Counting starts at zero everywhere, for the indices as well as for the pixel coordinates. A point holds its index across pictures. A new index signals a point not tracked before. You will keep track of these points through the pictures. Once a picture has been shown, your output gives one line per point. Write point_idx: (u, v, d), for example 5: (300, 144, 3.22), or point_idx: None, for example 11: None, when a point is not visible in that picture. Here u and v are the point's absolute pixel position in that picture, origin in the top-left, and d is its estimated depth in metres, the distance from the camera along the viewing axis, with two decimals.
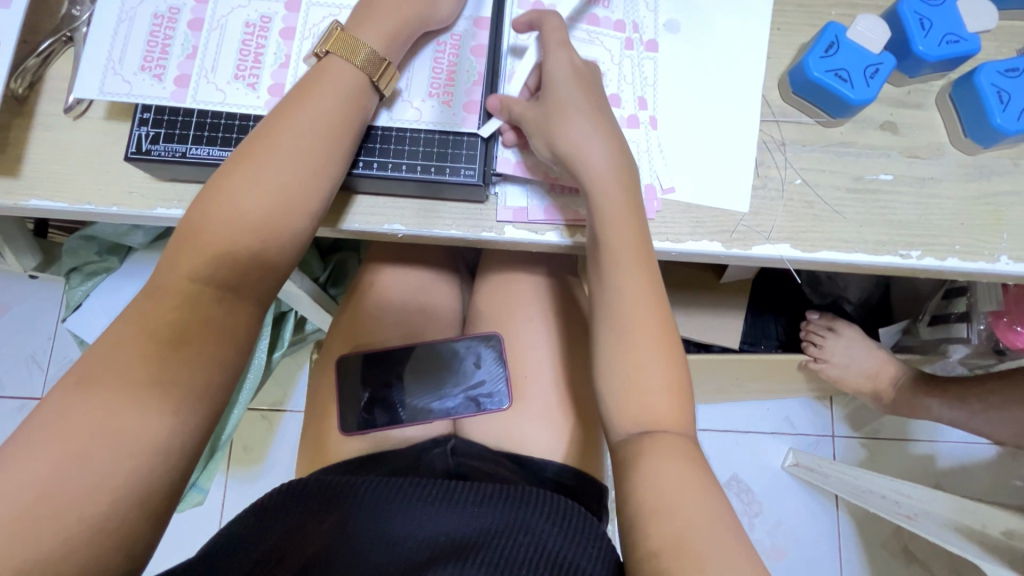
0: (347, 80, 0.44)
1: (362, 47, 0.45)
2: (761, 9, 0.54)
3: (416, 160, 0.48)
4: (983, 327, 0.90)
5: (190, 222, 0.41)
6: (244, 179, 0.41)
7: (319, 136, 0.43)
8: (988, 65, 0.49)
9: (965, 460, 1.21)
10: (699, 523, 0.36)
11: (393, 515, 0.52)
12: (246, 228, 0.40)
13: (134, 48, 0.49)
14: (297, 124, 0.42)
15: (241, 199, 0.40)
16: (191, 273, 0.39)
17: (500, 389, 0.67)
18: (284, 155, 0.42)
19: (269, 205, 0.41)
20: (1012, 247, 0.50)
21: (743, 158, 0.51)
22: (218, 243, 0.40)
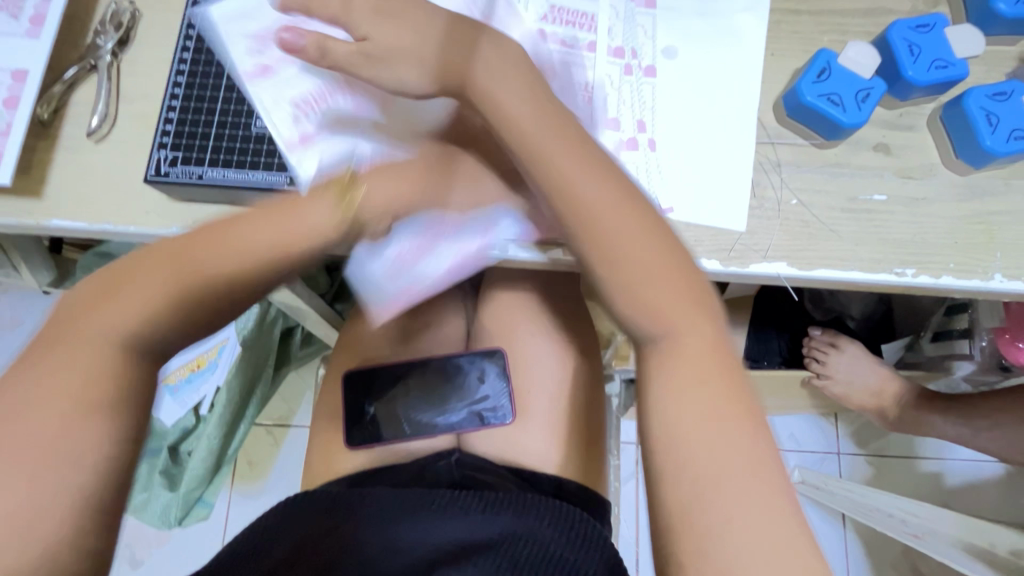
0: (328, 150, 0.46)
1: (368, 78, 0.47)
2: (756, 36, 0.56)
3: (421, 178, 0.49)
4: (986, 344, 0.89)
5: (115, 273, 0.41)
6: (201, 249, 0.42)
7: (274, 214, 0.44)
8: (976, 89, 0.51)
9: (973, 478, 1.20)
10: (727, 502, 0.37)
11: (398, 522, 0.53)
12: (168, 285, 0.41)
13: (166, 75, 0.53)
14: (130, 210, 0.44)
15: (130, 274, 0.41)
16: (144, 321, 0.40)
17: (503, 403, 0.67)
18: (242, 232, 0.43)
19: (213, 266, 0.42)
20: (1006, 265, 0.51)
21: (740, 179, 0.53)
22: (156, 296, 0.40)
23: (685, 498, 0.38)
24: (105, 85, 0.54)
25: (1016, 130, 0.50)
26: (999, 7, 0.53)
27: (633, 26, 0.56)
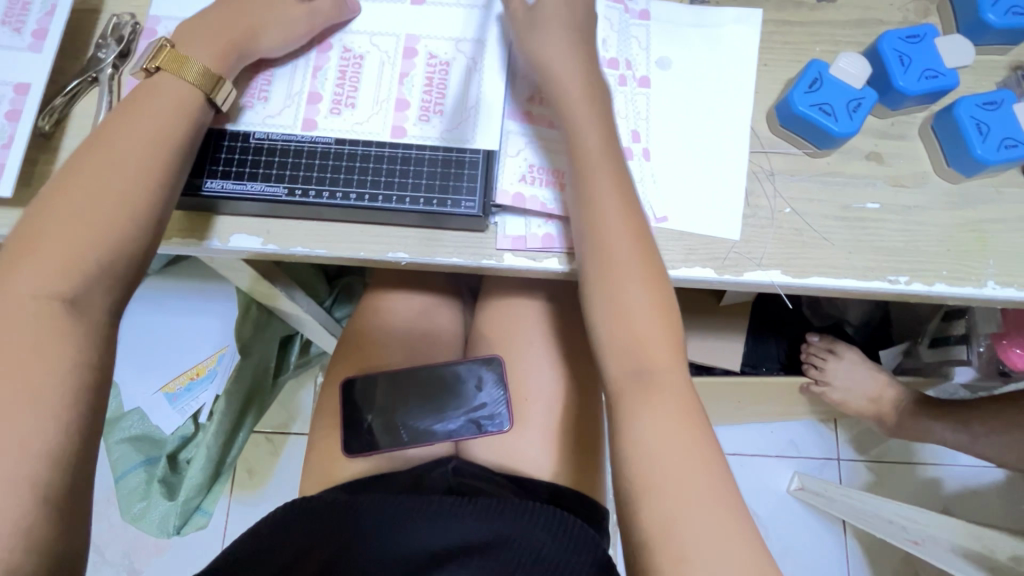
0: None
1: None
2: (748, 46, 0.57)
3: (391, 191, 0.50)
4: (982, 350, 0.91)
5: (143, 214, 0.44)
6: (80, 188, 0.42)
7: (152, 142, 0.45)
8: (966, 99, 0.51)
9: (973, 484, 1.19)
10: (685, 499, 0.41)
11: (391, 529, 0.53)
12: (88, 233, 0.42)
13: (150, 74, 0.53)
14: (115, 131, 0.44)
15: (82, 208, 0.42)
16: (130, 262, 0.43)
17: (501, 411, 0.67)
18: (105, 160, 0.43)
19: (106, 209, 0.42)
20: (999, 272, 0.52)
21: (734, 188, 0.53)
22: (77, 255, 0.41)
23: (642, 501, 0.42)
24: (106, 97, 0.54)
25: (1005, 139, 0.50)
26: (990, 18, 0.53)
27: (627, 38, 0.56)
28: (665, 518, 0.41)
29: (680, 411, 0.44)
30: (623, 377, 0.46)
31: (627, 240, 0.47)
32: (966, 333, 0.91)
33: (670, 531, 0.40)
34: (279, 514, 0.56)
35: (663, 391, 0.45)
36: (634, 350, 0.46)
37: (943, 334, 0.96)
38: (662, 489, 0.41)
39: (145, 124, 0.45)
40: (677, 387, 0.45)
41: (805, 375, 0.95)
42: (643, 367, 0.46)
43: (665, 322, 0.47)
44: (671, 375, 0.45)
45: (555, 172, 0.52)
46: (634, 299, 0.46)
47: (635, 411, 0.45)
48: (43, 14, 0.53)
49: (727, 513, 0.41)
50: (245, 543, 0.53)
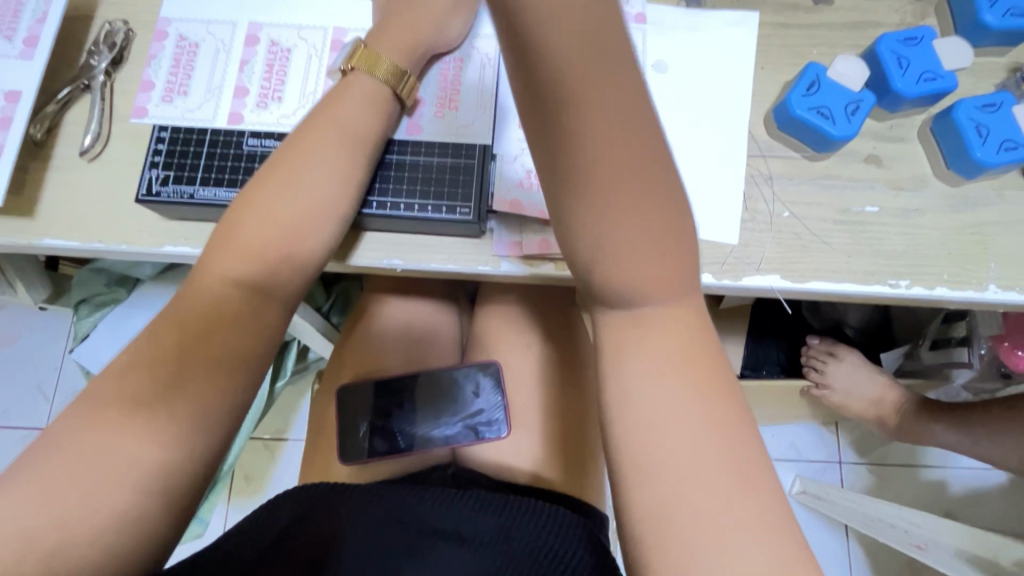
0: (366, 100, 0.47)
1: (384, 60, 0.48)
2: (746, 50, 0.56)
3: (386, 198, 0.49)
4: (984, 352, 0.89)
5: (248, 194, 0.42)
6: (285, 180, 0.42)
7: (349, 145, 0.45)
8: (966, 101, 0.51)
9: (976, 486, 1.18)
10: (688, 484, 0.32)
11: (404, 509, 0.52)
12: (287, 231, 0.42)
13: (161, 74, 0.53)
14: (330, 129, 0.45)
15: (283, 204, 0.42)
16: (227, 273, 0.39)
17: (499, 418, 0.66)
18: (308, 162, 0.44)
19: (310, 209, 0.43)
20: (1000, 276, 0.51)
21: (731, 192, 0.53)
22: (220, 235, 0.41)
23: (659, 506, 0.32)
24: (98, 105, 0.54)
25: (1005, 141, 0.50)
26: (986, 19, 0.53)
27: None
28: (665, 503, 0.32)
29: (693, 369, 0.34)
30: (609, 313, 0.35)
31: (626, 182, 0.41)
32: (968, 335, 0.90)
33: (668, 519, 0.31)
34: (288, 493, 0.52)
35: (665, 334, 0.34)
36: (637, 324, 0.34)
37: (944, 336, 0.94)
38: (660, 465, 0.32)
39: (342, 128, 0.45)
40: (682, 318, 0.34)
41: (805, 379, 0.95)
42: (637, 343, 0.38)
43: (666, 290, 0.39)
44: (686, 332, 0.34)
45: None
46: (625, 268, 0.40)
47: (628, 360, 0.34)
48: (34, 21, 0.52)
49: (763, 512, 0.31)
50: (251, 520, 0.50)
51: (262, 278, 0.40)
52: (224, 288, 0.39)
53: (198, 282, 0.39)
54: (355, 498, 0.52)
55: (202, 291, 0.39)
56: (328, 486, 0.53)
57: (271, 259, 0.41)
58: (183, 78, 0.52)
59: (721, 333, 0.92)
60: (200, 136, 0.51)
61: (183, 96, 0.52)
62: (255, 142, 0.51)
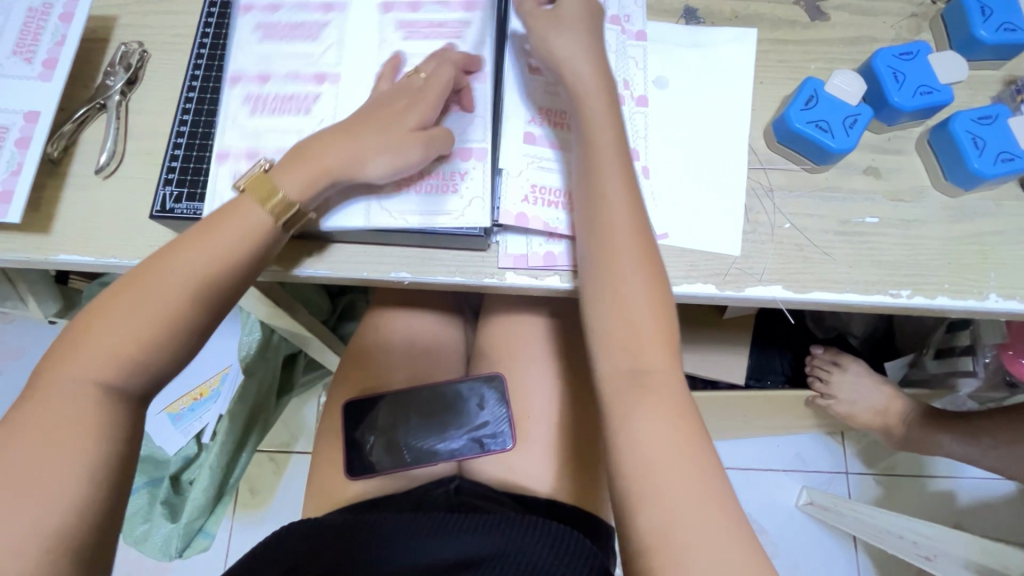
0: (254, 207, 0.46)
1: (276, 196, 0.46)
2: (745, 66, 0.58)
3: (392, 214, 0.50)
4: (988, 361, 0.90)
5: (116, 294, 0.43)
6: (182, 265, 0.43)
7: (231, 250, 0.45)
8: (962, 114, 0.52)
9: (986, 496, 1.17)
10: (681, 511, 0.40)
11: (401, 532, 0.53)
12: (149, 338, 0.42)
13: (286, 38, 0.55)
14: (210, 238, 0.45)
15: (169, 288, 0.43)
16: (89, 377, 0.40)
17: (503, 429, 0.67)
18: (217, 242, 0.45)
19: (180, 312, 0.43)
20: (1001, 285, 0.52)
21: (732, 204, 0.54)
22: (85, 335, 0.41)
23: (638, 504, 0.41)
24: (114, 124, 0.55)
25: (1002, 152, 0.51)
26: (981, 34, 0.55)
27: (625, 58, 0.57)
28: (661, 527, 0.40)
29: (680, 423, 0.43)
30: (617, 376, 0.46)
31: (629, 211, 0.48)
32: (972, 344, 0.91)
33: (666, 539, 0.39)
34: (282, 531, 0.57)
35: (655, 385, 0.45)
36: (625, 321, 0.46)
37: (948, 345, 0.95)
38: (656, 497, 0.41)
39: (312, 163, 0.47)
40: (673, 385, 0.45)
41: (810, 388, 0.95)
42: (638, 367, 0.45)
43: (660, 317, 0.46)
44: (665, 369, 0.45)
45: (558, 193, 0.53)
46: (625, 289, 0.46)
47: (628, 406, 0.44)
48: (52, 44, 0.54)
49: (720, 517, 0.40)
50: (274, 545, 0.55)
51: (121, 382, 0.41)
52: (86, 391, 0.40)
53: (52, 379, 0.40)
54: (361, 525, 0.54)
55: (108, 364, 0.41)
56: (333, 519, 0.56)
57: (129, 365, 0.41)
58: (291, 38, 0.55)
59: (725, 344, 0.92)
60: (213, 152, 0.52)
61: (255, 81, 0.54)
62: (232, 150, 0.52)
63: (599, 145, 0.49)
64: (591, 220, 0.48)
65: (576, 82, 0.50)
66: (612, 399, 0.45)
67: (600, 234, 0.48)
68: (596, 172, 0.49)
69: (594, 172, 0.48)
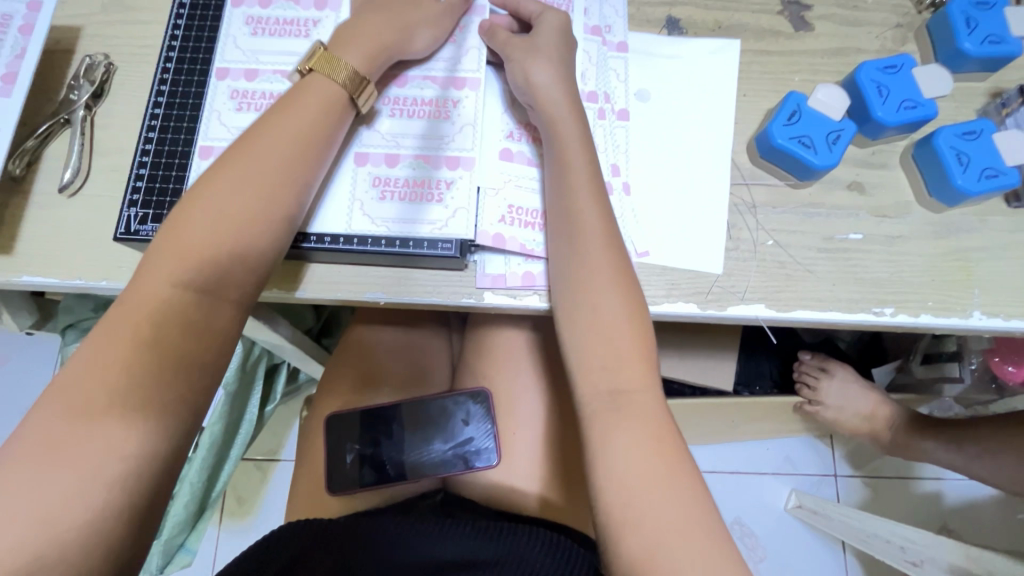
0: (326, 93, 0.46)
1: (343, 65, 0.47)
2: (728, 79, 0.57)
3: (367, 234, 0.49)
4: (975, 366, 0.90)
5: (185, 207, 0.42)
6: (234, 181, 0.42)
7: (303, 137, 0.45)
8: (945, 129, 0.51)
9: (972, 498, 1.18)
10: (667, 534, 0.39)
11: (390, 543, 0.51)
12: (229, 239, 0.41)
13: (285, 34, 0.53)
14: (282, 124, 0.45)
15: (225, 206, 0.42)
16: (174, 277, 0.40)
17: (488, 446, 0.65)
18: (263, 161, 0.43)
19: (256, 210, 0.42)
20: (984, 302, 0.51)
21: (715, 222, 0.53)
22: (193, 245, 0.40)
23: (625, 532, 0.40)
24: (79, 139, 0.53)
25: (986, 168, 0.50)
26: (966, 46, 0.54)
27: (605, 70, 0.56)
28: (647, 552, 0.39)
29: (660, 444, 0.42)
30: (596, 397, 0.45)
31: (602, 224, 0.47)
32: (959, 350, 0.90)
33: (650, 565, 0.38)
34: (270, 536, 0.52)
35: (634, 410, 0.44)
36: (604, 342, 0.45)
37: (935, 350, 0.95)
38: (638, 521, 0.40)
39: (311, 130, 0.45)
40: (652, 404, 0.44)
41: (798, 395, 0.94)
42: (617, 386, 0.44)
43: (637, 334, 0.45)
44: (643, 390, 0.44)
45: (537, 212, 0.52)
46: (603, 308, 0.46)
47: (608, 431, 0.43)
48: (13, 57, 0.52)
49: (705, 536, 0.39)
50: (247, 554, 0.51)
51: (203, 284, 0.40)
52: (178, 296, 0.40)
53: (142, 288, 0.40)
54: (353, 534, 0.52)
55: (143, 299, 0.39)
56: (316, 523, 0.53)
57: (215, 262, 0.41)
58: (285, 36, 0.53)
59: (713, 352, 0.91)
60: (179, 173, 0.50)
61: (244, 75, 0.52)
62: (215, 145, 0.50)
63: (571, 168, 0.48)
64: (568, 239, 0.47)
65: (549, 102, 0.49)
66: (591, 420, 0.44)
67: (577, 250, 0.47)
68: (571, 187, 0.48)
69: (567, 191, 0.48)
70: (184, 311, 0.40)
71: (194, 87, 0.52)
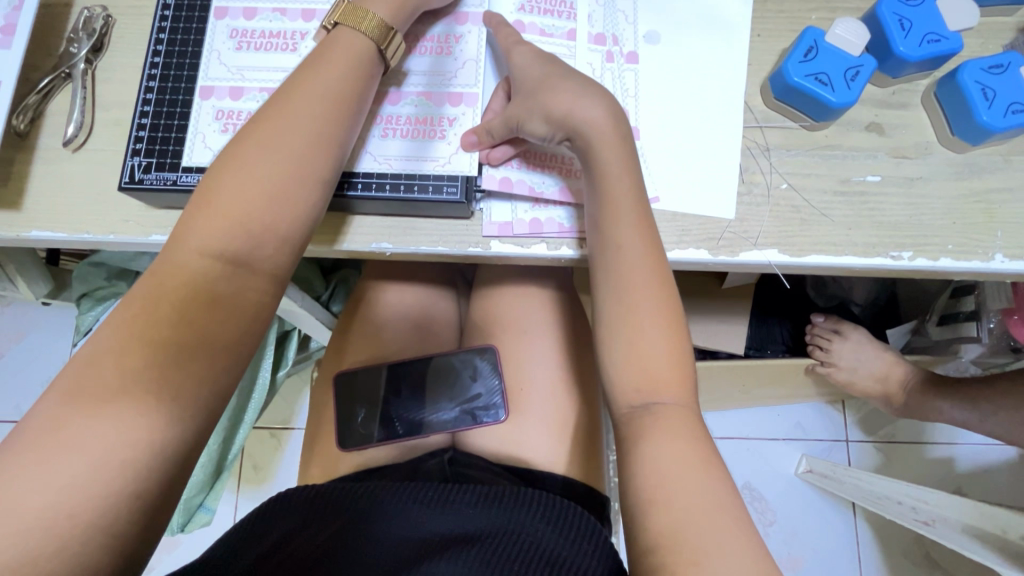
0: (355, 52, 0.45)
1: (370, 16, 0.46)
2: (742, 18, 0.54)
3: (382, 180, 0.48)
4: (993, 326, 0.87)
5: (216, 173, 0.40)
6: (265, 143, 0.41)
7: (333, 95, 0.43)
8: (971, 63, 0.49)
9: (985, 462, 1.17)
10: (697, 516, 0.37)
11: (395, 511, 0.51)
12: (262, 205, 0.40)
13: None
14: (312, 83, 0.43)
15: (255, 166, 0.40)
16: (204, 244, 0.39)
17: (497, 401, 0.66)
18: (291, 120, 0.42)
19: (287, 173, 0.41)
20: (1007, 245, 0.49)
21: (727, 164, 0.51)
22: (225, 214, 0.39)
23: (649, 512, 0.38)
24: (80, 93, 0.53)
25: (1013, 104, 0.48)
26: None
27: (613, 12, 0.54)
28: (674, 528, 0.37)
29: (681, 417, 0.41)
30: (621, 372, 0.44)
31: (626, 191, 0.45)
32: (977, 310, 0.87)
33: (677, 538, 0.36)
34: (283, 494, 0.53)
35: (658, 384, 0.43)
36: (633, 317, 0.44)
37: (952, 311, 0.92)
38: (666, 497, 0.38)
39: (346, 87, 0.44)
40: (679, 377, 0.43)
41: (810, 357, 0.93)
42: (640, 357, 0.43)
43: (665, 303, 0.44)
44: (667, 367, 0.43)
45: (543, 157, 0.51)
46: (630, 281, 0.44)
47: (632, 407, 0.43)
48: (10, 9, 0.51)
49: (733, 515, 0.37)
50: (253, 518, 0.51)
51: (235, 252, 0.39)
52: (209, 265, 0.39)
53: (173, 255, 0.39)
54: (357, 497, 0.52)
55: (178, 267, 0.38)
56: (320, 488, 0.53)
57: (248, 228, 0.39)
58: None
59: (723, 314, 0.90)
60: (181, 122, 0.50)
61: (241, 15, 0.51)
62: (216, 85, 0.50)
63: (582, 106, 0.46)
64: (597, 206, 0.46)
65: None
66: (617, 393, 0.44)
67: (605, 219, 0.45)
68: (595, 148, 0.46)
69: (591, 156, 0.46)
70: (216, 280, 0.39)
71: (193, 34, 0.51)
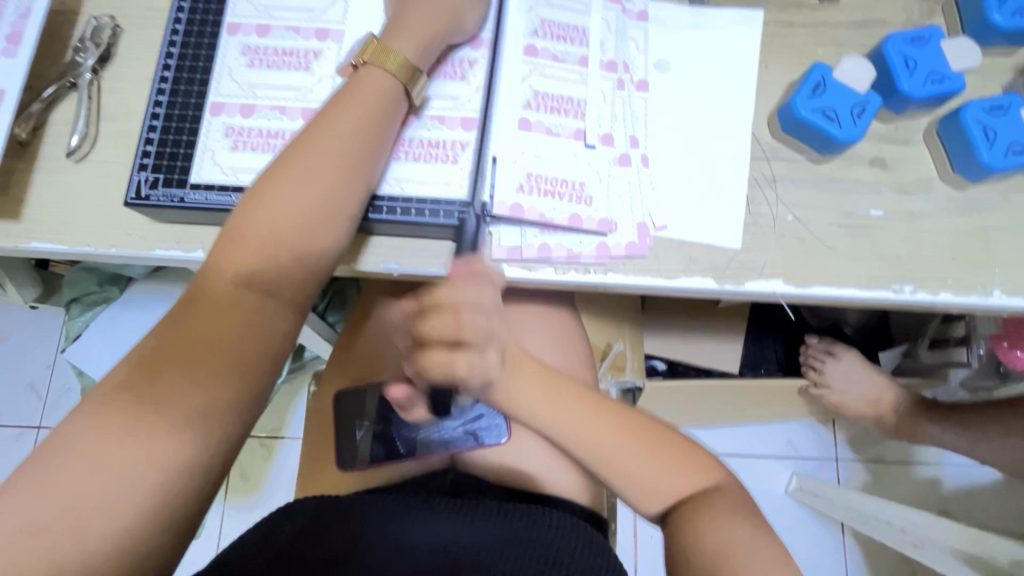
0: (381, 90, 0.46)
1: (395, 55, 0.46)
2: (750, 50, 0.55)
3: (392, 202, 0.48)
4: (982, 352, 0.90)
5: (246, 209, 0.41)
6: (295, 179, 0.41)
7: (361, 132, 0.44)
8: (973, 103, 0.51)
9: (971, 483, 1.19)
10: None
11: (401, 521, 0.50)
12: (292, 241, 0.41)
13: None
14: (341, 120, 0.44)
15: (286, 204, 0.41)
16: (236, 278, 0.40)
17: (499, 422, 0.65)
18: (322, 158, 0.42)
19: (318, 209, 0.42)
20: (1005, 281, 0.51)
21: (733, 193, 0.52)
22: (257, 249, 0.40)
23: None
24: (85, 103, 0.52)
25: (1014, 143, 0.50)
26: (995, 19, 0.53)
27: (625, 39, 0.55)
28: None
29: None
30: None
31: None
32: (966, 336, 0.90)
33: None
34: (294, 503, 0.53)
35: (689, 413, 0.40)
36: None
37: (943, 336, 0.95)
38: None
39: (374, 124, 0.45)
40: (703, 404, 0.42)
41: (803, 378, 0.94)
42: None
43: None
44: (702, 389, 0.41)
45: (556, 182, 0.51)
46: None
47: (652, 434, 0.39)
48: (17, 16, 0.51)
49: None
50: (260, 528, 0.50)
51: (265, 284, 0.40)
52: (243, 296, 0.40)
53: (209, 286, 0.40)
54: (363, 508, 0.51)
55: (210, 299, 0.39)
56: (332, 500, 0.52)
57: (280, 263, 0.41)
58: None
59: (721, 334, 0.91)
60: (190, 137, 0.49)
61: (254, 32, 0.51)
62: (227, 102, 0.50)
63: None
64: None
65: None
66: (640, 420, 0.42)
67: None
68: None
69: None
70: (247, 311, 0.40)
71: (206, 49, 0.51)
